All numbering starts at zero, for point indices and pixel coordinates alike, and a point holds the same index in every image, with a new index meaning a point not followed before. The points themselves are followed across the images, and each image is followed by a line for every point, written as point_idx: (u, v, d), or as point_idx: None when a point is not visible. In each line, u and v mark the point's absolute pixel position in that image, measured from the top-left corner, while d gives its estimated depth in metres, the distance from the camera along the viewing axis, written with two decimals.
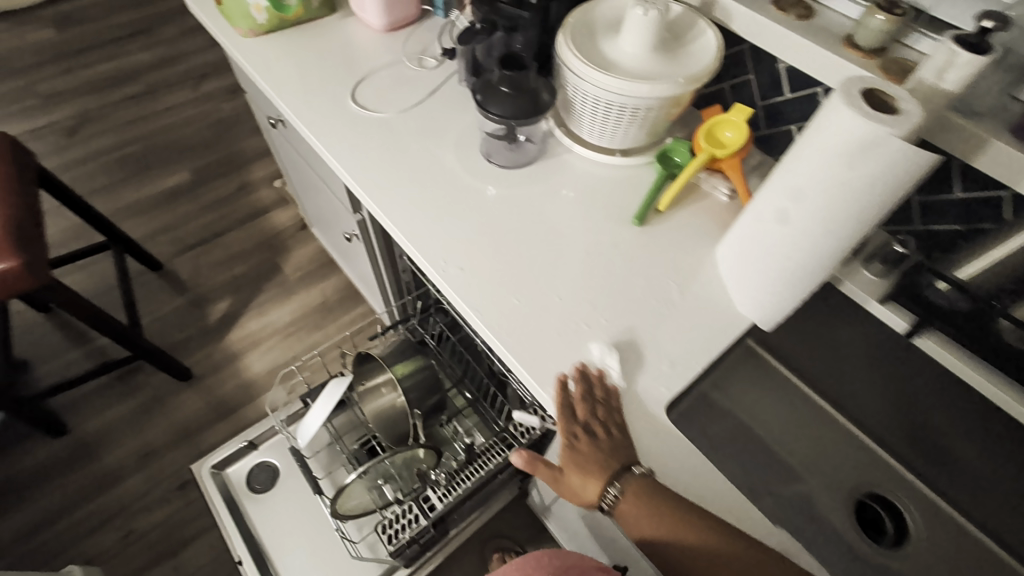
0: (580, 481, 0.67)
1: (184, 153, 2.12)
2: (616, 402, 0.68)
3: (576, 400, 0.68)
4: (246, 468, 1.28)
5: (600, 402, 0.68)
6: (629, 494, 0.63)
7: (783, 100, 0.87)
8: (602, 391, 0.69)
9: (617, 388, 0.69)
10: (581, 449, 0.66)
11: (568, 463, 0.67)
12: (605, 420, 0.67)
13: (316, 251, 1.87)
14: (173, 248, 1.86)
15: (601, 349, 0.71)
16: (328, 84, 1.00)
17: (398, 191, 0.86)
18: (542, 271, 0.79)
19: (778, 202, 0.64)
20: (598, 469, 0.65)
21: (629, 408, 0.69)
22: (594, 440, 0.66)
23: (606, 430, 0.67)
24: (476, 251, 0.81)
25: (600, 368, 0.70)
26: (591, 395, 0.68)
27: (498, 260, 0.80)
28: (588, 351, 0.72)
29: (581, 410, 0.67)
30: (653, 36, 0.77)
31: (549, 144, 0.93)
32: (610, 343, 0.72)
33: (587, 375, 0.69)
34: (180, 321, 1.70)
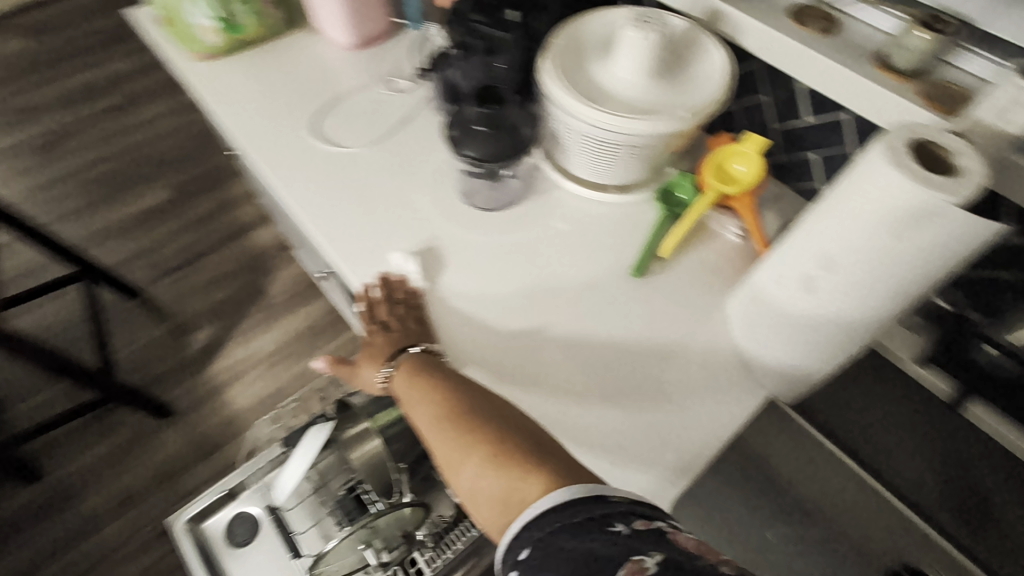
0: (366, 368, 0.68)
1: (162, 168, 2.00)
2: (414, 300, 0.70)
3: (378, 304, 0.69)
4: (224, 520, 1.20)
5: (400, 303, 0.69)
6: (399, 367, 0.64)
7: (803, 125, 0.76)
8: (403, 294, 0.70)
9: (419, 291, 0.71)
10: (372, 341, 0.68)
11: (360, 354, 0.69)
12: (402, 316, 0.69)
13: (302, 274, 1.77)
14: (152, 272, 1.76)
15: (401, 256, 0.74)
16: (286, 111, 0.89)
17: (352, 233, 0.77)
18: (434, 240, 0.76)
19: (802, 267, 0.54)
20: (381, 353, 0.67)
21: (433, 306, 0.71)
22: (384, 330, 0.68)
23: (399, 324, 0.68)
24: (371, 230, 0.77)
25: (402, 274, 0.72)
26: (390, 297, 0.70)
27: (389, 233, 0.77)
28: (388, 262, 0.74)
29: (379, 311, 0.69)
30: (651, 60, 0.66)
31: (535, 179, 0.83)
32: (412, 251, 0.75)
33: (390, 282, 0.71)
34: (160, 352, 1.62)
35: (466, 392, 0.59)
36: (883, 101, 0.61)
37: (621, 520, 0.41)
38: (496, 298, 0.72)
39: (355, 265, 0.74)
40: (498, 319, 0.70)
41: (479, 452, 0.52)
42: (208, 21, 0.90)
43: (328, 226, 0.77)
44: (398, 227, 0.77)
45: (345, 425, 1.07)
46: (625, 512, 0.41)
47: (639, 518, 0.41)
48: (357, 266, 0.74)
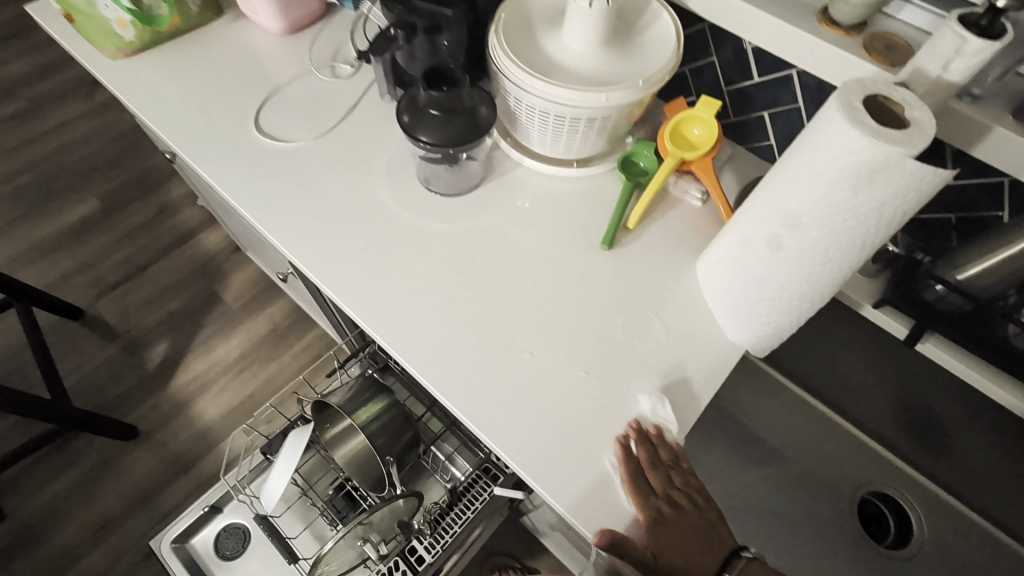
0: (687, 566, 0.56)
1: (87, 176, 1.85)
2: (684, 463, 0.62)
3: (644, 465, 0.60)
4: (212, 535, 1.17)
5: (672, 467, 0.61)
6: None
7: (752, 85, 0.77)
8: (666, 452, 0.62)
9: (682, 446, 0.63)
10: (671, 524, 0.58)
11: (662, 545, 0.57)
12: (686, 487, 0.61)
13: (259, 275, 1.70)
14: (94, 290, 1.65)
15: (650, 400, 0.64)
16: (223, 109, 0.84)
17: (361, 275, 0.71)
18: (546, 340, 0.68)
19: (769, 227, 0.56)
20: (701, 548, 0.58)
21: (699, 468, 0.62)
22: (679, 512, 0.60)
23: (688, 499, 0.61)
24: (476, 330, 0.68)
25: (655, 424, 0.63)
26: (659, 459, 0.61)
27: (512, 339, 0.68)
28: (638, 404, 0.64)
29: (656, 479, 0.60)
30: (604, 30, 0.65)
31: (495, 159, 0.81)
32: (657, 391, 0.64)
33: (647, 435, 0.62)
34: (116, 373, 1.53)
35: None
36: (827, 56, 0.62)
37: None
38: None
39: (393, 331, 0.68)
40: None
41: None
42: (118, 11, 0.80)
43: (355, 281, 0.71)
44: (431, 277, 0.71)
45: (325, 425, 1.07)
46: None
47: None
48: (399, 332, 0.68)
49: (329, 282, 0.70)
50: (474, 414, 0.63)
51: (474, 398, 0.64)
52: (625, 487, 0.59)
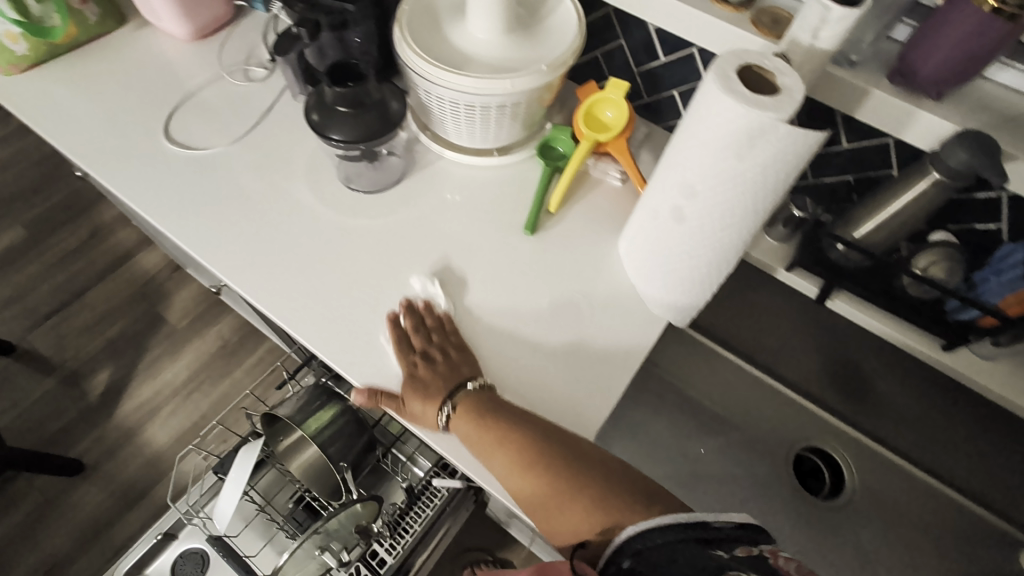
0: (421, 407, 0.61)
1: (9, 204, 1.74)
2: (449, 326, 0.67)
3: (410, 331, 0.66)
4: (167, 563, 1.13)
5: (433, 329, 0.66)
6: (467, 410, 0.60)
7: (659, 65, 0.79)
8: (433, 319, 0.67)
9: (449, 315, 0.68)
10: (421, 375, 0.63)
11: (406, 391, 0.63)
12: (443, 343, 0.66)
13: (203, 292, 1.64)
14: (25, 323, 1.57)
15: (420, 281, 0.70)
16: (131, 119, 0.81)
17: (269, 271, 0.70)
18: (383, 274, 0.71)
19: (671, 199, 0.58)
20: (439, 392, 0.62)
21: (463, 328, 0.68)
22: (429, 362, 0.64)
23: (446, 355, 0.65)
24: (329, 279, 0.71)
25: (426, 299, 0.69)
26: (424, 323, 0.67)
27: (356, 278, 0.71)
28: (409, 286, 0.71)
29: (415, 339, 0.65)
30: (504, 18, 0.66)
31: (416, 154, 0.81)
32: (430, 274, 0.71)
33: (415, 307, 0.68)
34: (56, 407, 1.46)
35: (535, 427, 0.58)
36: (719, 32, 0.65)
37: (731, 541, 0.44)
38: (520, 310, 0.70)
39: (321, 335, 0.67)
40: (535, 335, 0.68)
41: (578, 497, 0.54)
42: (6, 24, 0.77)
43: (263, 277, 0.70)
44: (357, 275, 0.71)
45: (276, 438, 1.07)
46: (731, 537, 0.44)
47: (742, 544, 0.44)
48: (327, 334, 0.67)
49: (252, 291, 0.69)
50: (399, 406, 0.63)
51: (371, 367, 0.65)
52: (393, 350, 0.66)
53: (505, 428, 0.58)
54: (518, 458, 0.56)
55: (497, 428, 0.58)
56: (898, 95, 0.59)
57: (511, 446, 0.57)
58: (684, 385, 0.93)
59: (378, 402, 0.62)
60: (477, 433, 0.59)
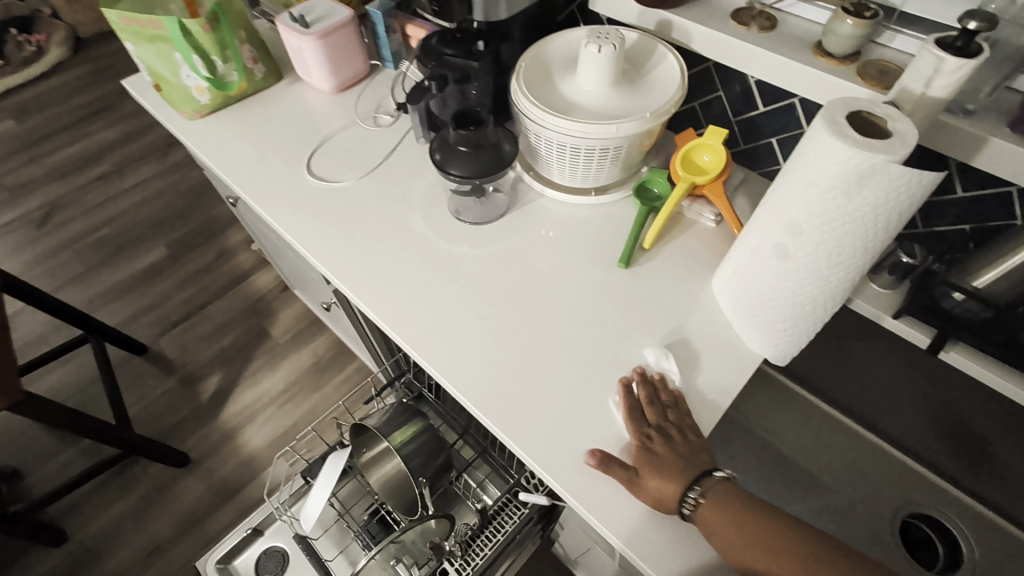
0: (661, 485, 0.58)
1: (157, 228, 2.04)
2: (684, 406, 0.66)
3: (642, 403, 0.65)
4: (253, 557, 1.20)
5: (669, 407, 0.65)
6: (712, 501, 0.57)
7: (758, 114, 0.82)
8: (666, 395, 0.67)
9: (682, 394, 0.67)
10: (659, 451, 0.61)
11: (643, 464, 0.60)
12: (680, 423, 0.64)
13: (304, 312, 1.81)
14: (157, 328, 1.80)
15: (657, 351, 0.70)
16: (282, 154, 0.96)
17: (388, 287, 0.79)
18: (511, 300, 0.77)
19: (774, 237, 0.60)
20: (678, 471, 0.59)
21: (697, 414, 0.66)
22: (669, 440, 0.62)
23: (682, 434, 0.63)
24: (448, 298, 0.78)
25: (659, 372, 0.69)
26: (658, 399, 0.66)
27: (475, 300, 0.77)
28: (644, 356, 0.70)
29: (650, 413, 0.65)
30: (612, 71, 0.73)
31: (519, 191, 0.88)
32: (663, 346, 0.71)
33: (649, 378, 0.68)
34: (173, 404, 1.65)
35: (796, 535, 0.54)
36: (822, 83, 0.67)
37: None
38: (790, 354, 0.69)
39: (425, 346, 0.73)
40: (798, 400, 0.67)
41: None
42: (199, 80, 0.95)
43: (381, 291, 0.79)
44: (461, 296, 0.78)
45: (361, 449, 1.12)
46: None
47: None
48: (431, 348, 0.73)
49: (369, 303, 0.78)
50: (498, 419, 0.67)
51: (481, 383, 0.70)
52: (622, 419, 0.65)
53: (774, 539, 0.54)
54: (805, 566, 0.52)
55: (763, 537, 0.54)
56: (1021, 143, 0.58)
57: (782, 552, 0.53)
58: (768, 434, 0.91)
59: (613, 471, 0.60)
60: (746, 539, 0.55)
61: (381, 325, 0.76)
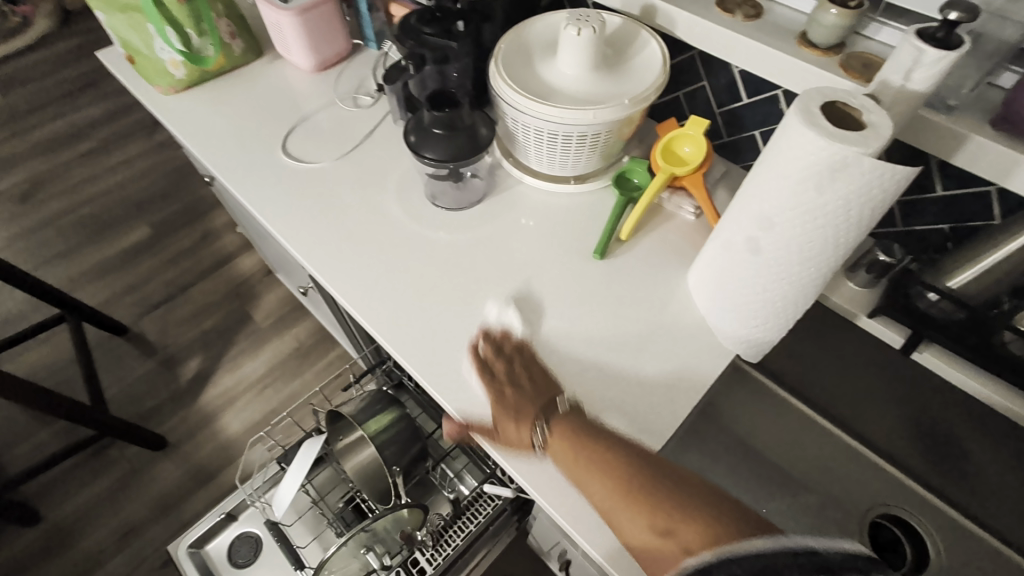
0: (514, 428, 0.63)
1: (142, 207, 2.01)
2: (526, 352, 0.69)
3: (489, 360, 0.69)
4: (226, 542, 1.20)
5: (511, 357, 0.69)
6: (556, 433, 0.60)
7: (741, 106, 0.81)
8: (510, 347, 0.70)
9: (527, 341, 0.70)
10: (507, 399, 0.64)
11: (498, 417, 0.64)
12: (523, 368, 0.67)
13: (287, 296, 1.79)
14: (138, 308, 1.77)
15: (497, 308, 0.73)
16: (256, 133, 0.93)
17: (359, 272, 0.77)
18: (484, 287, 0.76)
19: (747, 230, 0.59)
20: (526, 414, 0.62)
21: (542, 354, 0.70)
22: (516, 386, 0.66)
23: (525, 377, 0.66)
24: (420, 285, 0.76)
25: (502, 327, 0.72)
26: (502, 350, 0.69)
27: (446, 287, 0.76)
28: (485, 313, 0.73)
29: (496, 367, 0.68)
30: (591, 56, 0.71)
31: (498, 177, 0.87)
32: (507, 299, 0.74)
33: (492, 336, 0.71)
34: (152, 386, 1.63)
35: (637, 451, 0.57)
36: (805, 75, 0.66)
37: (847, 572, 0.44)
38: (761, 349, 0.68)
39: (393, 332, 0.72)
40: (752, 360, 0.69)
41: (681, 528, 0.50)
42: (173, 54, 0.92)
43: (352, 276, 0.77)
44: (431, 282, 0.76)
45: (337, 436, 1.11)
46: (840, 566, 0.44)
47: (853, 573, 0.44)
48: (399, 334, 0.72)
49: (338, 288, 0.76)
50: (464, 409, 0.66)
51: (448, 372, 0.69)
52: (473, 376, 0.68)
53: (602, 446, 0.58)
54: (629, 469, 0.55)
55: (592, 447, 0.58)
56: (1001, 141, 0.57)
57: (611, 474, 0.55)
58: (745, 429, 0.89)
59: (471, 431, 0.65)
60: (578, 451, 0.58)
61: (351, 311, 0.75)
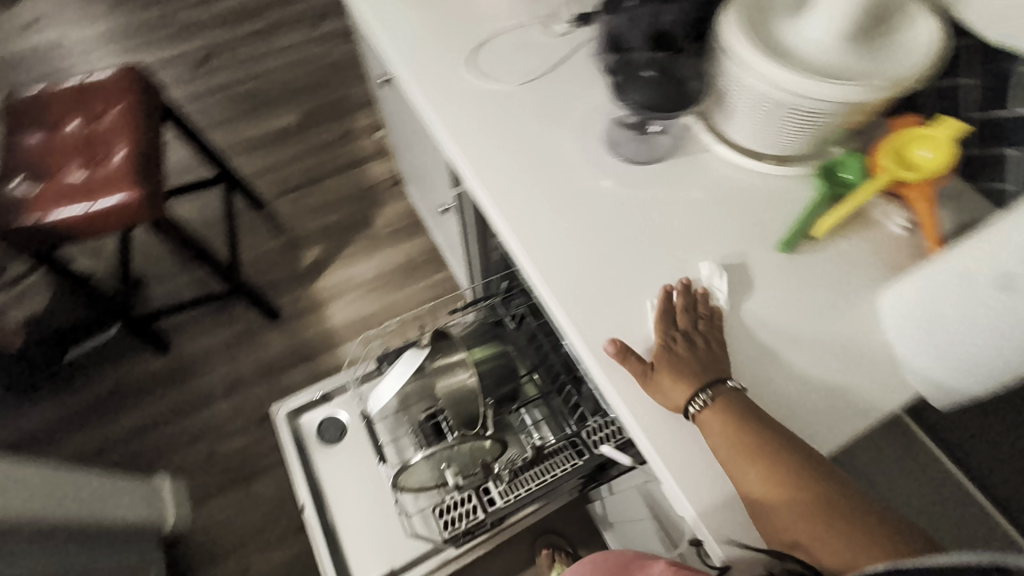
0: (671, 382, 0.61)
1: (296, 94, 2.12)
2: (718, 321, 0.66)
3: (677, 309, 0.67)
4: (317, 419, 1.29)
5: (703, 318, 0.66)
6: (718, 404, 0.59)
7: (1011, 117, 0.67)
8: (704, 308, 0.67)
9: (721, 313, 0.68)
10: (680, 352, 0.63)
11: (664, 363, 0.62)
12: (706, 333, 0.65)
13: (408, 210, 1.85)
14: (276, 189, 1.91)
15: (710, 268, 0.70)
16: (446, 41, 0.92)
17: (523, 204, 0.76)
18: (649, 249, 0.72)
19: (1004, 263, 0.50)
20: (690, 375, 0.61)
21: (730, 330, 0.67)
22: (693, 346, 0.64)
23: (704, 341, 0.64)
24: (583, 232, 0.73)
25: (705, 288, 0.69)
26: (693, 308, 0.67)
27: (609, 240, 0.73)
28: (696, 270, 0.70)
29: (681, 319, 0.66)
30: (852, 21, 0.61)
31: (685, 139, 0.80)
32: (720, 265, 0.70)
33: (692, 290, 0.68)
34: (276, 262, 1.77)
35: (781, 433, 0.57)
36: None
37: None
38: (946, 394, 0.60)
39: (546, 269, 0.71)
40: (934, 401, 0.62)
41: (820, 513, 0.51)
42: None
43: (516, 208, 0.76)
44: (590, 224, 0.74)
45: (436, 354, 1.10)
46: None
47: None
48: (551, 267, 0.71)
49: (502, 215, 0.75)
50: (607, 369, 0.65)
51: (597, 328, 0.67)
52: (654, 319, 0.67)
53: (770, 445, 0.55)
54: (792, 488, 0.53)
55: (751, 436, 0.56)
56: None
57: (755, 449, 0.55)
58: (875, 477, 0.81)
59: (628, 362, 0.63)
60: (728, 438, 0.57)
61: (509, 241, 0.74)
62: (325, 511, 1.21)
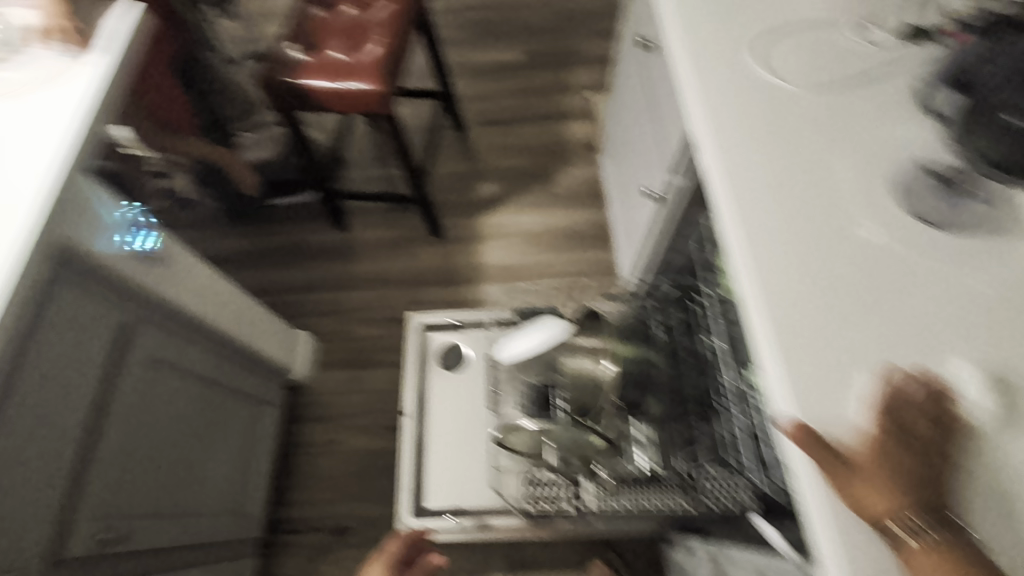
0: (870, 492, 0.48)
1: (527, 33, 2.13)
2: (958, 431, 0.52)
3: (907, 400, 0.53)
4: (443, 342, 1.34)
5: (938, 422, 0.52)
6: (937, 553, 0.45)
7: None
8: (946, 415, 0.52)
9: (965, 425, 0.53)
10: (894, 459, 0.49)
11: (866, 465, 0.49)
12: (937, 443, 0.51)
13: (591, 179, 1.81)
14: (478, 117, 1.96)
15: (967, 369, 0.55)
16: (737, 17, 0.83)
17: (764, 215, 0.66)
18: (902, 321, 0.59)
19: None
20: (902, 492, 0.48)
21: (970, 451, 0.52)
22: (915, 455, 0.50)
23: (931, 452, 0.50)
24: (825, 271, 0.62)
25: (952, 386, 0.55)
26: (929, 407, 0.52)
27: (855, 292, 0.60)
28: (946, 364, 0.56)
29: (906, 415, 0.52)
30: None
31: (1000, 214, 0.64)
32: (982, 369, 0.55)
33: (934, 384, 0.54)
34: (455, 185, 1.83)
35: None
36: None
37: None
38: None
39: (768, 295, 0.61)
40: None
41: None
42: None
43: (754, 216, 0.66)
44: (828, 254, 0.63)
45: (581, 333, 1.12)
46: None
47: None
48: (762, 274, 0.62)
49: (735, 218, 0.66)
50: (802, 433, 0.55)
51: (807, 384, 0.56)
52: (865, 402, 0.55)
53: None
54: None
55: None
56: None
57: None
58: None
59: (815, 446, 0.50)
60: None
61: (731, 248, 0.65)
62: (422, 427, 1.26)
